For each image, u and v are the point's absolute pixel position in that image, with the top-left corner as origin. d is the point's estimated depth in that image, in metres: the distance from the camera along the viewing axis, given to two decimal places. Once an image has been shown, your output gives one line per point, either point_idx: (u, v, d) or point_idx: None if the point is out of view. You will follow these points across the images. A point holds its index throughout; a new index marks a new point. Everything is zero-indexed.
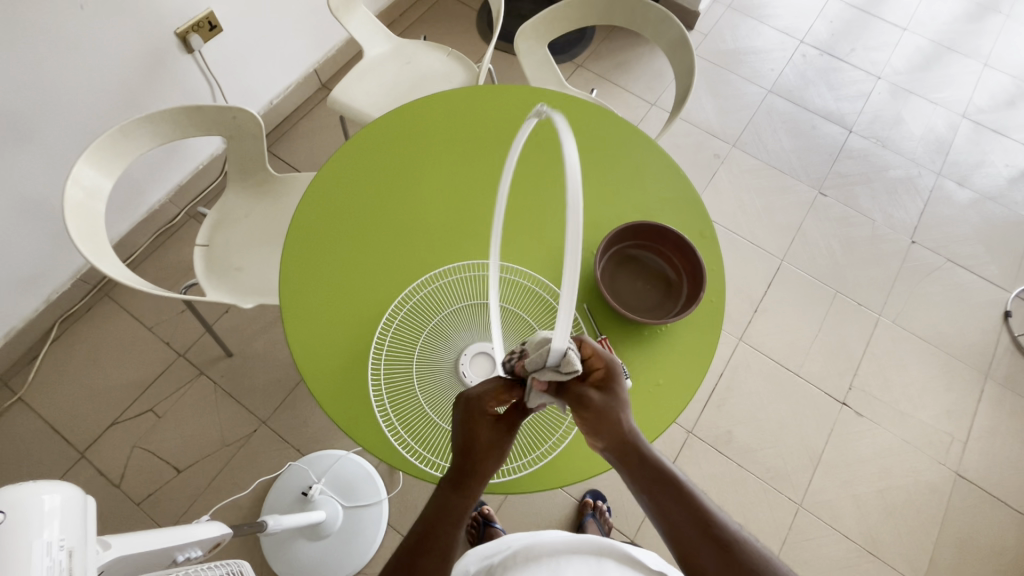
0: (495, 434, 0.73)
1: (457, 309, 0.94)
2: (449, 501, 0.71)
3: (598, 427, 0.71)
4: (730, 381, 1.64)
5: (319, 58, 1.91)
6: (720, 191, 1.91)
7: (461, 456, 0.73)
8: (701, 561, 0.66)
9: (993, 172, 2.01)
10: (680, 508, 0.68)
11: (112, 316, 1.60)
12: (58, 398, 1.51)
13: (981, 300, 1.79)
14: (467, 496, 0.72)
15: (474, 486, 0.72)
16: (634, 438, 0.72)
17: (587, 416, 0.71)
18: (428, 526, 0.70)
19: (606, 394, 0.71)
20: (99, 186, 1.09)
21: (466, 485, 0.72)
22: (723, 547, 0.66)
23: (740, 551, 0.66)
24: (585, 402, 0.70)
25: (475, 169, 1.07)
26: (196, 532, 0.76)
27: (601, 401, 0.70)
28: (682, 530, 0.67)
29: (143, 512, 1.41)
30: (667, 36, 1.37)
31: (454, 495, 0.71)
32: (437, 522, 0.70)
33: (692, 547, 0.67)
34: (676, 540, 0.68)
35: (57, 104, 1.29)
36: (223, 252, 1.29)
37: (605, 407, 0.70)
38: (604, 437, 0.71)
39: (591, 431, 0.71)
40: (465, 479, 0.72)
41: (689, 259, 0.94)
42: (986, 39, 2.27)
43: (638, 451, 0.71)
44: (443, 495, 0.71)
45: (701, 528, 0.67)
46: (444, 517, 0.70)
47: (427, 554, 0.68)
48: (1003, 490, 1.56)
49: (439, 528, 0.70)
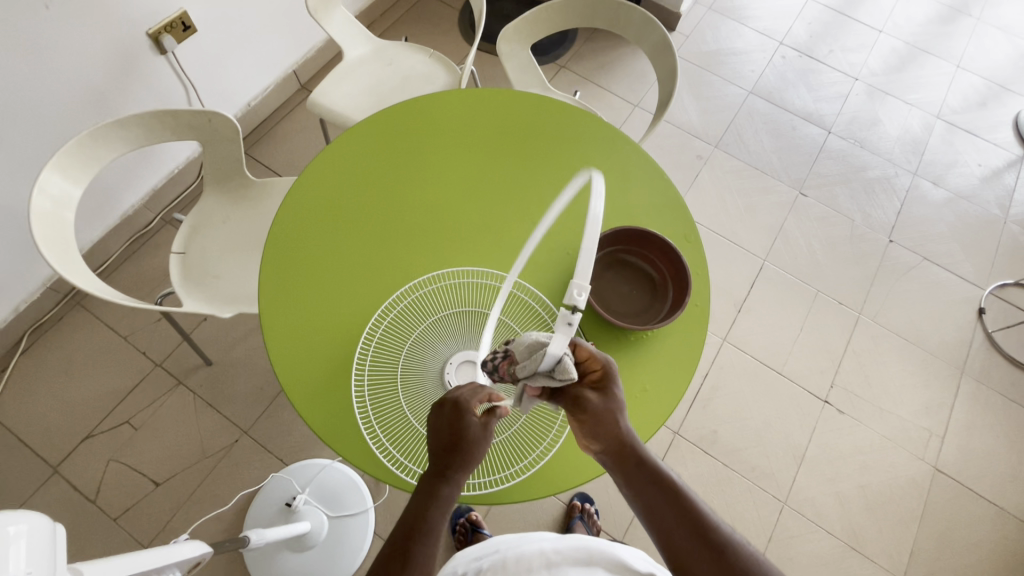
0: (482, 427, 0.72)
1: (442, 317, 0.93)
2: (431, 490, 0.71)
3: (596, 428, 0.72)
4: (715, 381, 1.65)
5: (297, 59, 1.88)
6: (703, 192, 1.92)
7: (442, 447, 0.72)
8: (693, 566, 0.65)
9: (967, 171, 2.06)
10: (673, 511, 0.69)
11: (86, 325, 1.56)
12: (28, 411, 1.46)
13: (957, 298, 1.83)
14: (450, 486, 0.71)
15: (458, 476, 0.72)
16: (632, 441, 0.73)
17: (584, 419, 0.72)
18: (412, 517, 0.70)
19: (605, 397, 0.72)
20: (67, 194, 1.05)
21: (449, 476, 0.71)
22: (717, 552, 0.66)
23: (733, 554, 0.65)
24: (582, 404, 0.71)
25: (459, 174, 1.06)
26: (175, 553, 0.73)
27: (598, 403, 0.71)
28: (673, 533, 0.68)
29: (120, 528, 1.37)
30: (650, 39, 1.36)
31: (437, 484, 0.71)
32: (421, 512, 0.70)
33: (685, 551, 0.66)
34: (668, 545, 0.68)
35: (23, 108, 1.24)
36: (200, 259, 1.25)
37: (603, 409, 0.71)
38: (601, 441, 0.72)
39: (587, 434, 0.73)
40: (445, 470, 0.71)
41: (673, 263, 0.94)
42: (958, 41, 2.32)
43: (635, 454, 0.73)
44: (425, 486, 0.71)
45: (694, 531, 0.67)
46: (428, 508, 0.70)
47: (416, 544, 0.68)
48: (980, 484, 1.59)
49: (424, 518, 0.70)
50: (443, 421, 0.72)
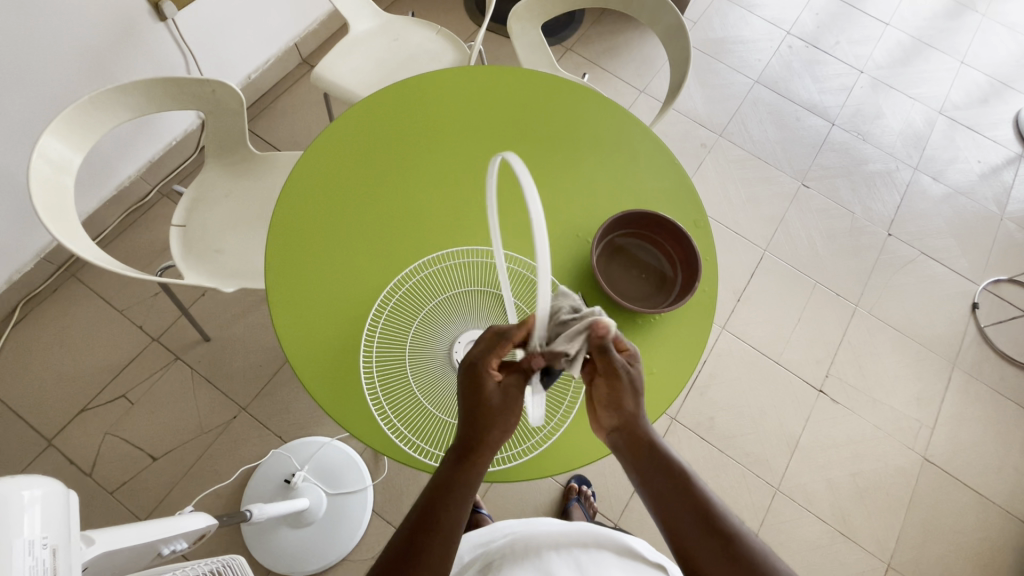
0: (501, 394, 0.70)
1: (451, 295, 0.92)
2: (452, 476, 0.69)
3: (620, 399, 0.71)
4: (713, 368, 1.67)
5: (300, 32, 1.84)
6: (706, 181, 1.92)
7: (466, 426, 0.71)
8: (700, 554, 0.66)
9: (966, 167, 2.07)
10: (679, 497, 0.69)
11: (81, 298, 1.53)
12: (22, 383, 1.44)
13: (951, 292, 1.85)
14: (472, 471, 0.70)
15: (481, 461, 0.71)
16: (645, 422, 0.73)
17: (612, 385, 0.71)
18: (430, 506, 0.68)
19: (633, 369, 0.72)
20: (67, 160, 1.02)
21: (467, 458, 0.70)
22: (723, 539, 0.66)
23: (739, 544, 0.66)
24: (615, 367, 0.69)
25: (467, 154, 1.04)
26: (181, 524, 0.73)
27: (629, 374, 0.71)
28: (679, 520, 0.68)
29: (117, 501, 1.37)
30: (663, 22, 1.34)
31: (457, 469, 0.70)
32: (438, 500, 0.68)
33: (687, 538, 0.67)
34: (672, 529, 0.68)
35: (19, 72, 1.20)
36: (201, 232, 1.23)
37: (631, 380, 0.71)
38: (621, 413, 0.72)
39: (613, 403, 0.72)
40: (467, 455, 0.70)
41: (683, 248, 0.93)
42: (963, 37, 2.32)
43: (647, 436, 0.72)
44: (447, 473, 0.70)
45: (701, 519, 0.68)
46: (446, 496, 0.68)
47: (426, 536, 0.66)
48: (966, 474, 1.63)
49: (439, 511, 0.67)
50: (468, 400, 0.71)
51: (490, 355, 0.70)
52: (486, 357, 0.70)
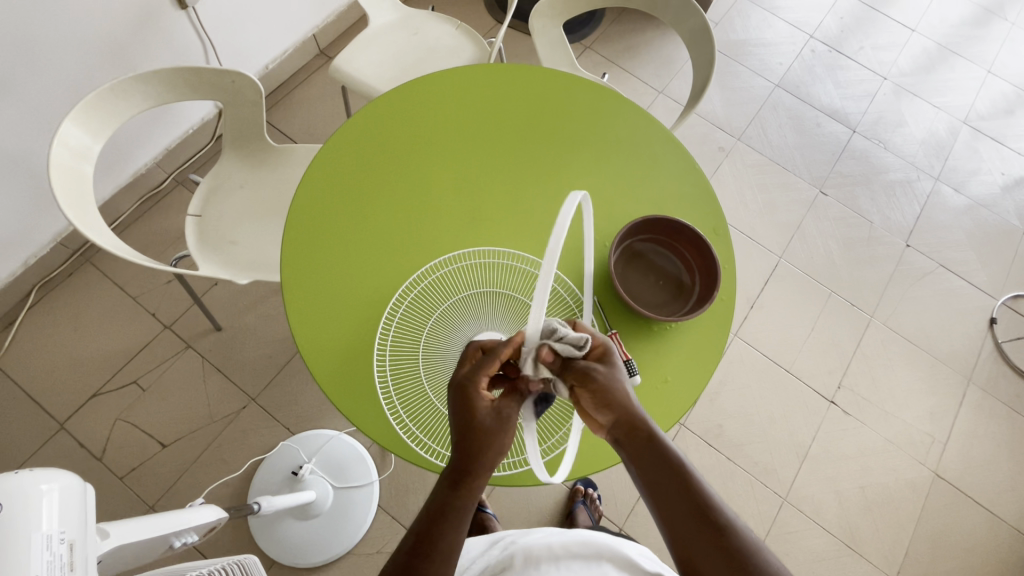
0: (495, 415, 0.69)
1: (467, 296, 0.91)
2: (446, 501, 0.68)
3: (604, 400, 0.70)
4: (723, 375, 1.65)
5: (319, 23, 1.83)
6: (722, 185, 1.90)
7: (460, 448, 0.69)
8: (694, 547, 0.65)
9: (989, 179, 2.03)
10: (677, 492, 0.67)
11: (96, 284, 1.54)
12: (37, 366, 1.46)
13: (969, 306, 1.82)
14: (466, 495, 0.68)
15: (474, 485, 0.68)
16: (641, 417, 0.71)
17: (592, 391, 0.70)
18: (424, 531, 0.67)
19: (609, 369, 0.71)
20: (86, 146, 1.03)
21: (460, 482, 0.68)
22: (718, 532, 0.65)
23: (733, 536, 0.65)
24: (591, 375, 0.69)
25: (485, 154, 1.03)
26: (192, 517, 0.74)
27: (607, 376, 0.70)
28: (674, 512, 0.67)
29: (125, 486, 1.38)
30: (687, 24, 1.33)
31: (452, 494, 0.68)
32: (433, 525, 0.67)
33: (683, 531, 0.66)
34: (669, 523, 0.67)
35: (41, 57, 1.21)
36: (216, 223, 1.23)
37: (609, 381, 0.70)
38: (609, 413, 0.70)
39: (597, 406, 0.71)
40: (462, 479, 0.68)
41: (703, 255, 0.92)
42: (990, 45, 2.27)
43: (643, 431, 0.70)
44: (442, 497, 0.68)
45: (697, 512, 0.66)
46: (442, 522, 0.67)
47: (421, 561, 0.65)
48: (978, 491, 1.61)
49: (436, 536, 0.66)
50: (461, 421, 0.69)
51: (479, 374, 0.69)
52: (475, 376, 0.70)
